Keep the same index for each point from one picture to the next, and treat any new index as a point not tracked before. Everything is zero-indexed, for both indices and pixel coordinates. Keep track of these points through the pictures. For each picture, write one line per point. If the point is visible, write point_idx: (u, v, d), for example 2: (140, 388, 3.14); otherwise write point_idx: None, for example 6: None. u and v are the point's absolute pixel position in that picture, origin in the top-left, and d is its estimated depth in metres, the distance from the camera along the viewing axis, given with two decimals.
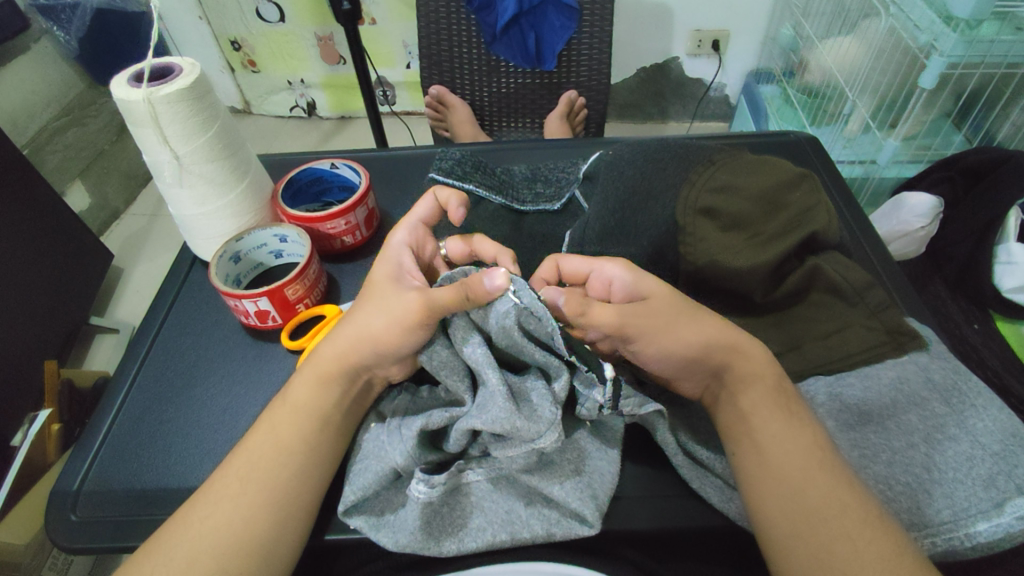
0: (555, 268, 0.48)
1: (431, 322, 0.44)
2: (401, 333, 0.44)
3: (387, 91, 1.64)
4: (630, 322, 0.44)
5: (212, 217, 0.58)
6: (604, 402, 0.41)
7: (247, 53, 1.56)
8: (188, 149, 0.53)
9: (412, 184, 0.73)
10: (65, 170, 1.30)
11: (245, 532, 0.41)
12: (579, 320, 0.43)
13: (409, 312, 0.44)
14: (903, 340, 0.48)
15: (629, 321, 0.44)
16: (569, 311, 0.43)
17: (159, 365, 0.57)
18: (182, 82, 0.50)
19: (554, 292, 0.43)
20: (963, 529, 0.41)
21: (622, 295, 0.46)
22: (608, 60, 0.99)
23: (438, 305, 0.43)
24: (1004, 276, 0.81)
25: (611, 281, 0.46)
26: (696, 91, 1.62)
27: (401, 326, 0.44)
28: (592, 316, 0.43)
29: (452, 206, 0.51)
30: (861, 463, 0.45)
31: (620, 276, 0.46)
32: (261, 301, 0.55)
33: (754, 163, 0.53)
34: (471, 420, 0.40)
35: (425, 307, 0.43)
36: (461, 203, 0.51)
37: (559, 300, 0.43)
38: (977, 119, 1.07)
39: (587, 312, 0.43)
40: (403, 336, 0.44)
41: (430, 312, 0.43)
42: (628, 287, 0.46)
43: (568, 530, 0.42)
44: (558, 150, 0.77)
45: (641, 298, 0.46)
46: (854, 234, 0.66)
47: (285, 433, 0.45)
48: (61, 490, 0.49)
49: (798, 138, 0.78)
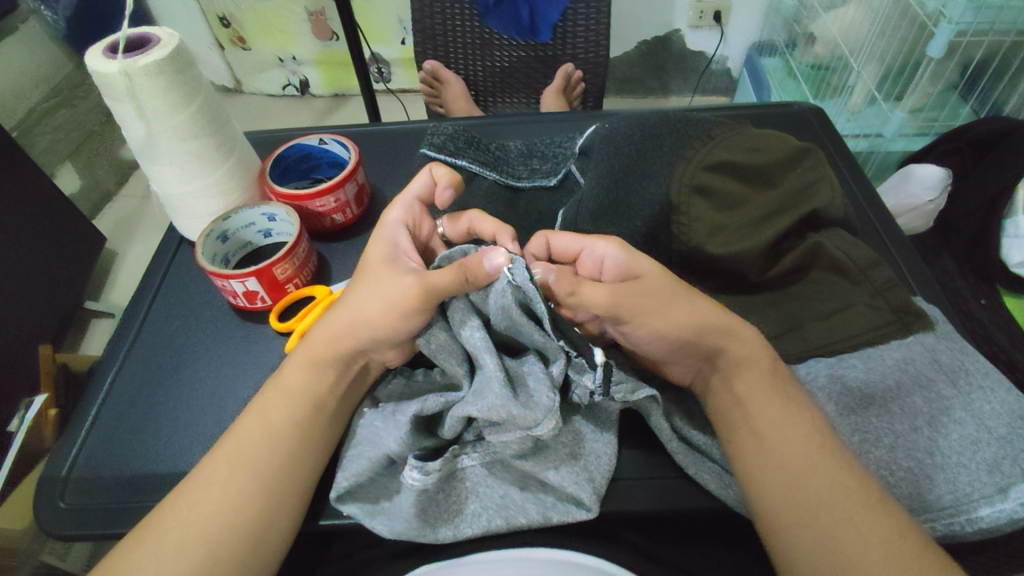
0: (545, 244, 0.48)
1: (430, 309, 0.42)
2: (398, 318, 0.43)
3: (382, 68, 1.60)
4: (622, 301, 0.42)
5: (199, 195, 0.56)
6: (595, 388, 0.40)
7: (236, 29, 1.52)
8: (170, 126, 0.51)
9: (403, 159, 0.71)
10: (55, 153, 1.27)
11: (236, 519, 0.40)
12: (569, 299, 0.42)
13: (406, 297, 0.42)
14: (909, 321, 0.47)
15: (621, 300, 0.42)
16: (559, 290, 0.42)
17: (146, 349, 0.55)
18: (160, 52, 0.48)
19: (544, 270, 0.42)
20: (965, 514, 0.40)
21: (614, 273, 0.45)
22: (606, 32, 0.95)
23: (437, 289, 0.41)
24: (1012, 250, 0.80)
25: (603, 259, 0.45)
26: (697, 64, 1.58)
27: (397, 311, 0.43)
28: (583, 295, 0.42)
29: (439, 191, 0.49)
30: (862, 448, 0.43)
31: (612, 255, 0.44)
32: (249, 282, 0.53)
33: (754, 136, 0.52)
34: (466, 407, 0.39)
35: (422, 292, 0.42)
36: (446, 188, 0.49)
37: (549, 277, 0.42)
38: (984, 92, 1.03)
39: (578, 290, 0.42)
40: (399, 322, 0.43)
41: (428, 298, 0.42)
42: (620, 265, 0.44)
43: (565, 515, 0.41)
44: (555, 123, 0.75)
45: (633, 276, 0.44)
46: (860, 206, 0.65)
47: (278, 418, 0.44)
48: (49, 477, 0.48)
49: (802, 110, 0.75)
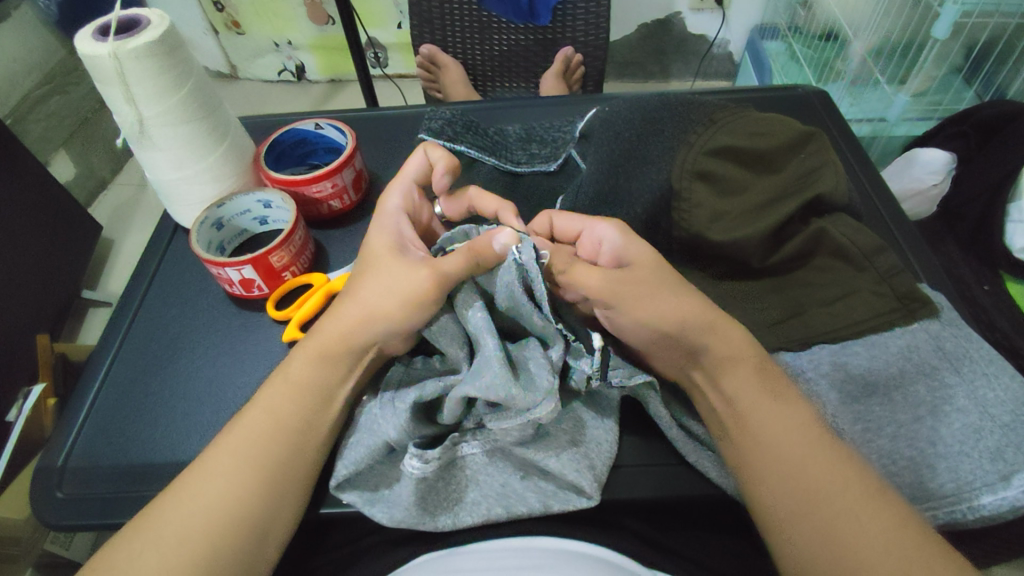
0: (548, 225, 0.48)
1: (444, 297, 0.42)
2: (411, 310, 0.42)
3: (378, 53, 1.58)
4: (613, 288, 0.42)
5: (192, 181, 0.55)
6: (592, 373, 0.41)
7: (230, 14, 1.49)
8: (161, 110, 0.50)
9: (401, 144, 0.70)
10: (48, 140, 1.25)
11: (235, 508, 0.40)
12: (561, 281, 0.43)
13: (419, 287, 0.42)
14: (913, 307, 0.46)
15: (614, 287, 0.42)
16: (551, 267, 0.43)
17: (142, 338, 0.55)
18: (149, 34, 0.47)
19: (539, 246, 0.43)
20: (966, 502, 0.40)
21: (610, 256, 0.45)
22: (606, 15, 0.94)
23: (451, 276, 0.41)
24: (1015, 235, 0.79)
25: (601, 242, 0.45)
26: (698, 48, 1.56)
27: (412, 302, 0.42)
28: (573, 276, 0.43)
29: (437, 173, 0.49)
30: (866, 437, 0.43)
31: (609, 238, 0.44)
32: (245, 269, 0.53)
33: (757, 120, 0.50)
34: (465, 387, 0.38)
35: (436, 282, 0.41)
36: (444, 172, 0.49)
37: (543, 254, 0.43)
38: (989, 75, 1.01)
39: (574, 274, 0.42)
40: (414, 313, 0.42)
41: (442, 286, 0.42)
42: (618, 248, 0.44)
43: (565, 503, 0.41)
44: (554, 107, 0.73)
45: (629, 261, 0.44)
46: (864, 190, 0.64)
47: (276, 407, 0.43)
48: (46, 465, 0.48)
49: (806, 93, 0.74)
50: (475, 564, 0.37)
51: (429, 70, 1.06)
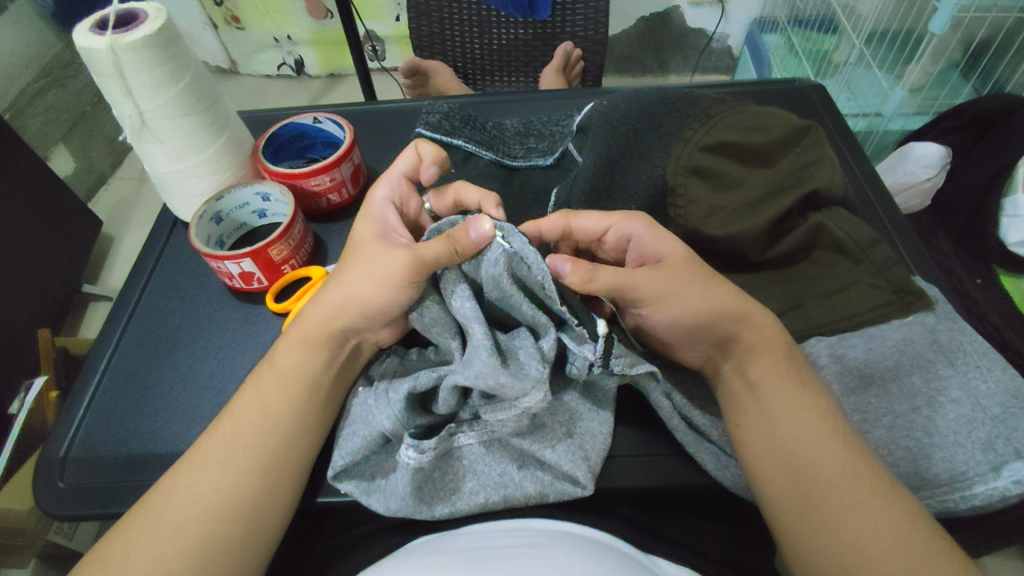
0: (565, 227, 0.46)
1: (423, 279, 0.43)
2: (391, 292, 0.44)
3: (376, 46, 1.57)
4: (630, 291, 0.43)
5: (189, 174, 0.56)
6: (594, 359, 0.40)
7: (229, 9, 1.49)
8: (158, 104, 0.50)
9: (399, 138, 0.70)
10: (47, 135, 1.25)
11: (234, 498, 0.40)
12: (587, 287, 0.42)
13: (396, 269, 0.43)
14: (910, 300, 0.46)
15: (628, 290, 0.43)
16: (576, 280, 0.42)
17: (142, 330, 0.55)
18: (148, 27, 0.47)
19: (559, 262, 0.41)
20: (959, 491, 0.40)
21: (637, 254, 0.46)
22: (605, 9, 0.94)
23: (427, 261, 0.42)
24: (1010, 230, 0.80)
25: (629, 238, 0.46)
26: (697, 42, 1.56)
27: (390, 282, 0.43)
28: (599, 281, 0.42)
29: (424, 167, 0.49)
30: (863, 427, 0.44)
31: (638, 234, 0.45)
32: (244, 263, 0.53)
33: (754, 115, 0.51)
34: (455, 376, 0.38)
35: (412, 264, 0.42)
36: (432, 165, 0.49)
37: (565, 269, 0.41)
38: (987, 68, 1.02)
39: (595, 277, 0.42)
40: (393, 294, 0.44)
41: (419, 268, 0.42)
42: (644, 247, 0.45)
43: (561, 492, 0.42)
44: (552, 101, 0.74)
45: (653, 260, 0.45)
46: (860, 184, 0.64)
47: (274, 399, 0.44)
48: (47, 456, 0.48)
49: (803, 86, 0.74)
50: (470, 544, 0.37)
51: (414, 79, 1.03)
